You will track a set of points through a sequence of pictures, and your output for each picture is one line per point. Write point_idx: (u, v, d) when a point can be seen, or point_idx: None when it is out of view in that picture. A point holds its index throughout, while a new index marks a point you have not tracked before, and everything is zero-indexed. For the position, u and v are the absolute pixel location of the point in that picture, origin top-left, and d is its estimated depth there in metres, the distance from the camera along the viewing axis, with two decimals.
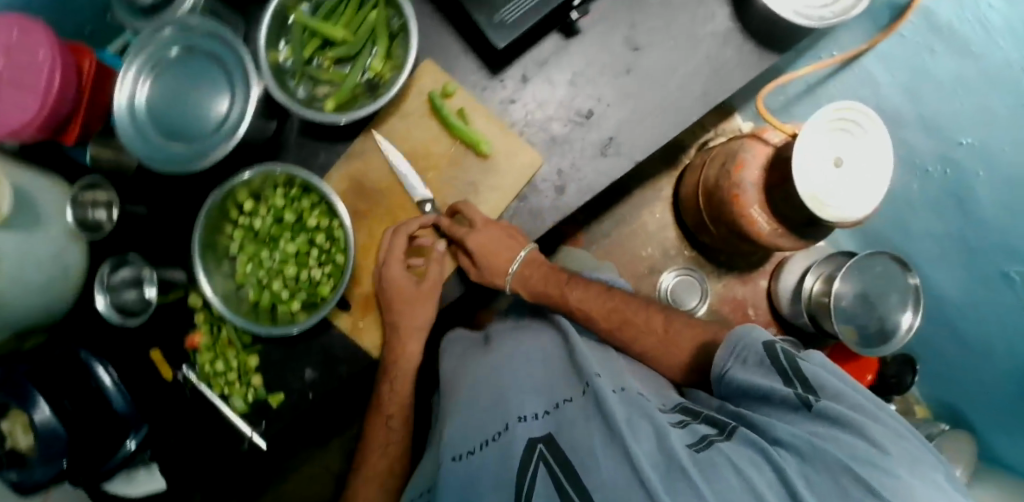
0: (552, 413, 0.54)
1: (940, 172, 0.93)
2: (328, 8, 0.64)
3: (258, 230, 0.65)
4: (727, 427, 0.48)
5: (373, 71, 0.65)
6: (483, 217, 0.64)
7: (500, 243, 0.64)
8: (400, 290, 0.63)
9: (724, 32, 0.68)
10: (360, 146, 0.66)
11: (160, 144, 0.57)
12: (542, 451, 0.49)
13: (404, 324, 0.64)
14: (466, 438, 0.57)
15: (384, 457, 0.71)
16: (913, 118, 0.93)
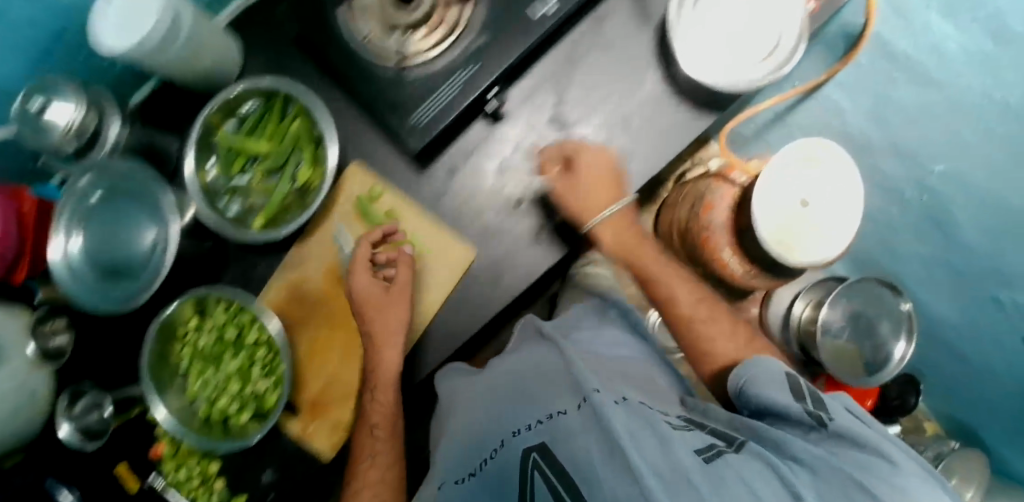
0: (546, 425, 0.45)
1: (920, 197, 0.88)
2: (250, 124, 0.65)
3: (205, 345, 0.66)
4: (736, 441, 0.42)
5: (300, 179, 0.65)
6: (602, 162, 0.64)
7: (606, 194, 0.64)
8: (368, 298, 0.62)
9: (655, 100, 0.66)
10: (297, 254, 0.67)
11: (101, 289, 0.59)
12: (536, 457, 0.42)
13: (381, 325, 0.62)
14: (457, 461, 0.51)
15: (378, 473, 0.62)
16: (885, 144, 0.88)
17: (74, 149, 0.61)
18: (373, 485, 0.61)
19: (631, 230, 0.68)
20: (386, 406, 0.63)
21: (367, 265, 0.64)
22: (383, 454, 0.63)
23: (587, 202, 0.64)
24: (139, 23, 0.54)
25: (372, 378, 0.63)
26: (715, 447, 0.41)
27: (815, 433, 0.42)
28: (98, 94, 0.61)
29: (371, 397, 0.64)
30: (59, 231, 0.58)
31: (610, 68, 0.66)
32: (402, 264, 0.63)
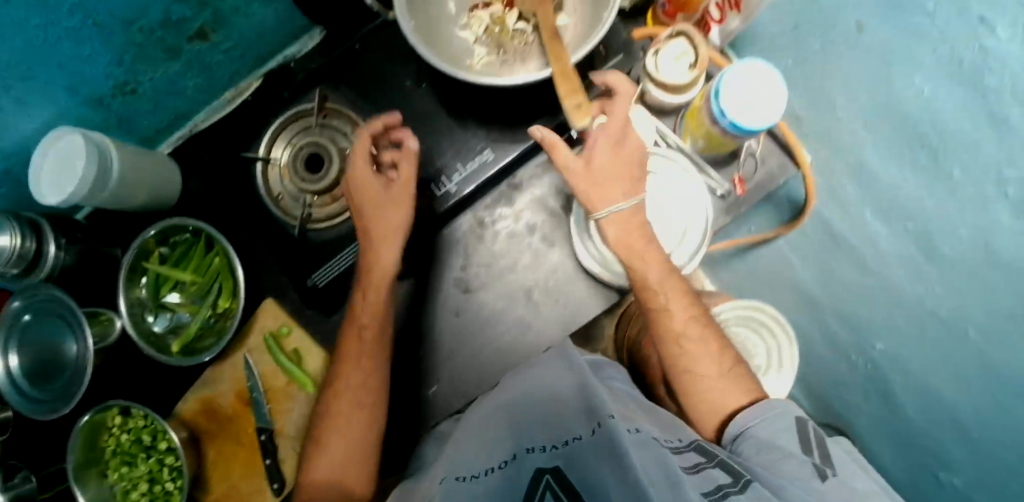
0: (562, 448, 0.44)
1: (864, 365, 0.86)
2: (179, 252, 0.72)
3: (126, 442, 0.72)
4: (742, 480, 0.46)
5: (218, 306, 0.71)
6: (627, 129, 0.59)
7: (621, 154, 0.59)
8: (368, 191, 0.60)
9: (558, 275, 0.69)
10: (213, 373, 0.73)
11: (34, 396, 0.64)
12: (549, 480, 0.41)
13: (378, 225, 0.60)
14: (473, 458, 0.47)
15: (361, 377, 0.62)
16: (829, 308, 0.87)
17: (13, 273, 0.65)
18: (355, 389, 0.62)
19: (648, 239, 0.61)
20: (377, 304, 0.62)
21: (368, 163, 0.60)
22: (370, 359, 0.63)
23: (603, 165, 0.58)
24: (65, 183, 0.60)
25: (367, 278, 0.62)
26: (722, 487, 0.43)
27: (817, 481, 0.49)
28: (34, 222, 0.66)
29: (362, 291, 0.63)
30: (3, 347, 0.64)
31: (520, 241, 0.70)
32: (403, 157, 0.61)
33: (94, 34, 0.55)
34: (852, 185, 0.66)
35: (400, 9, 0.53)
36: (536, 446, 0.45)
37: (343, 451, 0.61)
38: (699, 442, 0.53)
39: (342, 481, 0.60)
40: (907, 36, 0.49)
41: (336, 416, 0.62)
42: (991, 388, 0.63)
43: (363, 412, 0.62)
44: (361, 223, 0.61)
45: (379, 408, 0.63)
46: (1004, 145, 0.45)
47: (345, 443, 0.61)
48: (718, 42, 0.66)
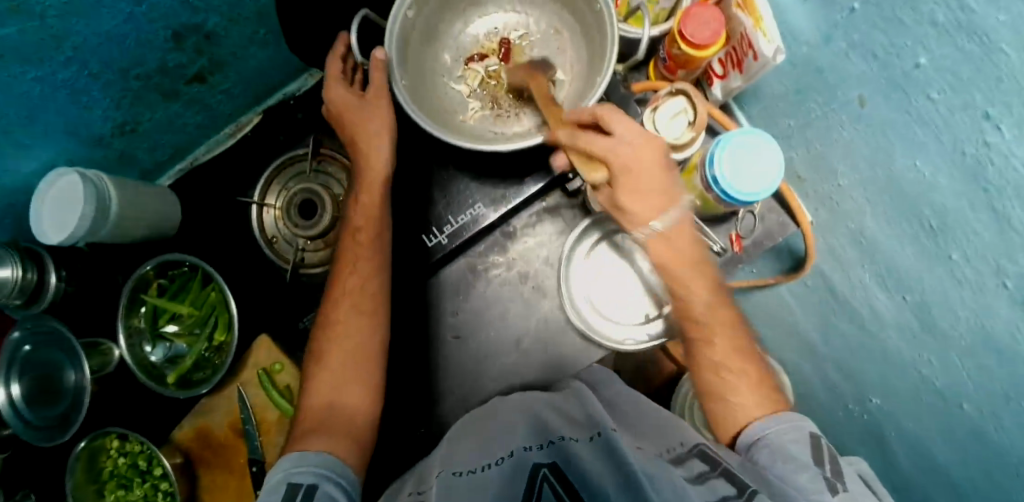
0: (554, 446, 0.48)
1: (860, 416, 0.78)
2: (177, 285, 0.73)
3: (123, 466, 0.72)
4: (747, 489, 0.43)
5: (215, 339, 0.73)
6: (638, 161, 0.52)
7: (644, 187, 0.53)
8: (345, 103, 0.59)
9: (550, 324, 0.69)
10: (207, 402, 0.74)
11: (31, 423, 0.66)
12: (546, 473, 0.44)
13: (367, 138, 0.60)
14: (472, 456, 0.50)
15: (358, 282, 0.60)
16: (828, 361, 0.81)
17: (15, 304, 0.66)
18: (352, 296, 0.60)
19: (699, 248, 0.58)
20: (372, 205, 0.60)
21: (342, 80, 0.60)
22: (366, 267, 0.60)
23: (629, 207, 0.54)
24: (67, 218, 0.61)
25: (361, 186, 0.61)
26: (725, 494, 0.42)
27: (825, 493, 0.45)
28: (36, 254, 0.67)
29: (355, 201, 0.61)
30: (3, 380, 0.66)
31: (512, 288, 0.69)
32: (366, 69, 0.59)
33: (91, 85, 0.56)
34: (852, 250, 0.64)
35: (393, 66, 0.53)
36: (532, 445, 0.49)
37: (342, 368, 0.57)
38: (702, 447, 0.50)
39: (343, 398, 0.56)
40: (908, 119, 0.47)
41: (333, 335, 0.58)
42: (988, 469, 0.58)
43: (363, 316, 0.59)
44: (351, 139, 0.60)
45: (381, 314, 0.60)
46: (1004, 238, 0.42)
47: (344, 354, 0.57)
48: (719, 97, 0.66)
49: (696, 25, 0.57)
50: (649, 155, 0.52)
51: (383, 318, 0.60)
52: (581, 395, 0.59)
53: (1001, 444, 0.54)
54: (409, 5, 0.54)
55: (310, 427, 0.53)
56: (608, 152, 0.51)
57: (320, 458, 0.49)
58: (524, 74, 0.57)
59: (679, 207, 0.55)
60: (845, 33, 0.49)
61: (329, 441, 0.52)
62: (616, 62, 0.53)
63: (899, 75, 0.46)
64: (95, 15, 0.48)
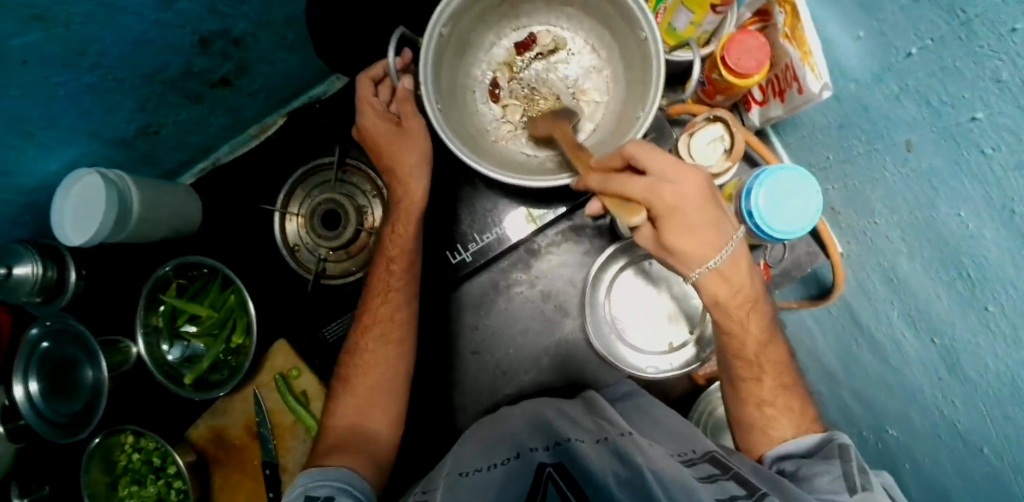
0: (555, 448, 0.51)
1: (875, 445, 0.74)
2: (197, 286, 0.72)
3: (136, 462, 0.72)
4: (758, 491, 0.43)
5: (232, 341, 0.72)
6: (684, 199, 0.46)
7: (694, 225, 0.47)
8: (379, 135, 0.57)
9: (573, 342, 0.68)
10: (224, 404, 0.73)
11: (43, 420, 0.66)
12: (552, 472, 0.47)
13: (402, 167, 0.57)
14: (478, 457, 0.53)
15: (390, 310, 0.60)
16: (849, 389, 0.76)
17: (34, 301, 0.66)
18: (381, 323, 0.59)
19: (756, 282, 0.53)
20: (406, 235, 0.59)
21: (378, 105, 0.57)
22: (399, 295, 0.59)
23: (680, 249, 0.48)
24: (91, 221, 0.60)
25: (396, 212, 0.60)
26: (735, 494, 0.43)
27: (844, 493, 0.45)
28: (56, 251, 0.68)
29: (391, 225, 0.60)
30: (20, 376, 0.66)
31: (533, 305, 0.69)
32: (402, 99, 0.56)
33: (115, 88, 0.56)
34: (883, 286, 0.62)
35: (427, 94, 0.52)
36: (539, 447, 0.52)
37: (370, 392, 0.57)
38: (716, 451, 0.51)
39: (367, 422, 0.56)
40: (957, 168, 0.46)
41: (362, 360, 0.59)
42: None
43: (390, 345, 0.59)
44: (385, 164, 0.58)
45: (408, 343, 0.59)
46: None
47: (374, 381, 0.57)
48: (756, 124, 0.66)
49: (740, 54, 0.57)
50: (695, 190, 0.46)
51: (409, 347, 0.59)
52: (597, 406, 0.59)
53: (1019, 492, 0.51)
54: (444, 22, 0.53)
55: (333, 446, 0.54)
56: (651, 196, 0.45)
57: (336, 473, 0.49)
58: (549, 123, 0.55)
59: (731, 239, 0.49)
60: (899, 78, 0.50)
61: (349, 459, 0.52)
62: (660, 100, 0.51)
63: (952, 125, 0.45)
64: (120, 20, 0.48)
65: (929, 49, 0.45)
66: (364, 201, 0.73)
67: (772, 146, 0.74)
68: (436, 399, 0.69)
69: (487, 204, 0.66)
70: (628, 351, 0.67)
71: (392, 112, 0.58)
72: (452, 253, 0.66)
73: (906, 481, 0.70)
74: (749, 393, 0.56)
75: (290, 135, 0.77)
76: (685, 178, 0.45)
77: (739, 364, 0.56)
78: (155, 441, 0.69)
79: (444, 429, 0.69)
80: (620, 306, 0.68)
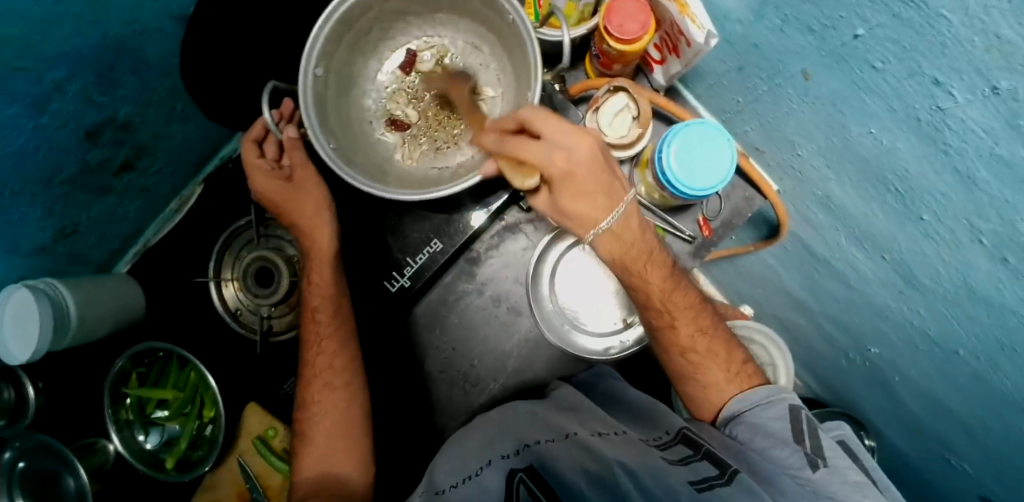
0: (521, 453, 0.50)
1: (862, 365, 0.72)
2: (157, 371, 0.72)
3: None
4: (728, 470, 0.45)
5: (205, 416, 0.72)
6: (578, 163, 0.46)
7: (589, 189, 0.47)
8: (272, 197, 0.58)
9: (534, 338, 0.68)
10: (211, 478, 0.72)
11: None
12: (522, 476, 0.47)
13: (301, 215, 0.59)
14: (450, 473, 0.51)
15: (327, 358, 0.61)
16: (825, 317, 0.73)
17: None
18: (323, 373, 0.61)
19: (650, 235, 0.54)
20: (324, 283, 0.62)
21: (266, 165, 0.57)
22: (333, 341, 0.62)
23: (573, 210, 0.49)
24: (29, 335, 0.60)
25: (309, 260, 0.62)
26: (707, 476, 0.44)
27: (807, 471, 0.47)
28: (10, 372, 0.67)
29: (308, 275, 0.62)
30: (8, 495, 0.62)
31: (486, 312, 0.68)
32: (289, 149, 0.58)
33: (18, 201, 0.55)
34: (825, 215, 0.60)
35: (316, 135, 0.52)
36: (509, 453, 0.51)
37: (331, 438, 0.59)
38: (687, 430, 0.51)
39: (331, 467, 0.58)
40: (856, 88, 0.45)
41: (312, 410, 0.60)
42: (997, 424, 0.54)
43: (338, 389, 0.61)
44: (287, 221, 0.61)
45: (354, 384, 0.62)
46: (972, 198, 0.39)
47: (330, 425, 0.59)
48: (663, 83, 0.64)
49: (623, 20, 0.55)
50: (588, 153, 0.46)
51: (359, 385, 0.62)
52: (567, 405, 0.57)
53: (1004, 385, 0.49)
54: (316, 63, 0.53)
55: (303, 498, 0.55)
56: (545, 160, 0.45)
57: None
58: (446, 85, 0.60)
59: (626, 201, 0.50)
60: (776, 10, 0.48)
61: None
62: (542, 74, 0.51)
63: (839, 47, 0.44)
64: (0, 138, 0.47)
65: None
66: (293, 249, 0.73)
67: (684, 100, 0.72)
68: (413, 426, 0.69)
69: (414, 228, 0.65)
70: (585, 337, 0.65)
71: (282, 167, 0.58)
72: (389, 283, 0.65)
73: (902, 401, 0.68)
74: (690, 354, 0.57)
75: (213, 201, 0.77)
76: (578, 142, 0.45)
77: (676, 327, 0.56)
78: None
79: (427, 450, 0.68)
80: (567, 292, 0.67)
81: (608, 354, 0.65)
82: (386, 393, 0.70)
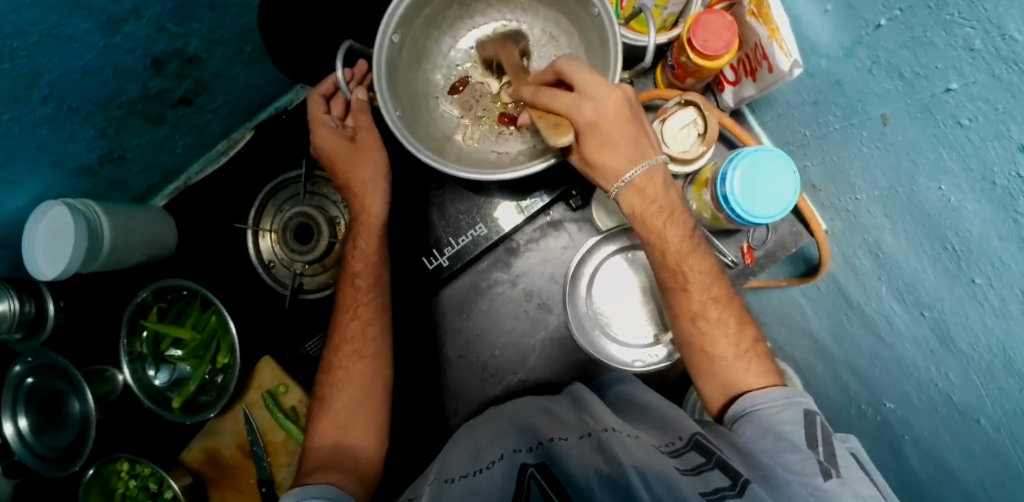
0: (535, 450, 0.48)
1: (873, 419, 0.68)
2: (178, 309, 0.72)
3: (130, 492, 0.70)
4: (741, 480, 0.40)
5: (218, 362, 0.71)
6: (605, 115, 0.47)
7: (615, 140, 0.48)
8: (332, 153, 0.59)
9: (559, 336, 0.67)
10: (214, 424, 0.73)
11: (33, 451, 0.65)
12: (534, 472, 0.45)
13: (358, 179, 0.60)
14: (462, 463, 0.50)
15: (360, 326, 0.61)
16: (843, 363, 0.70)
17: (16, 338, 0.66)
18: (353, 341, 0.61)
19: (673, 195, 0.52)
20: (369, 249, 0.62)
21: (330, 122, 0.59)
22: (367, 309, 0.62)
23: (599, 163, 0.50)
24: (60, 252, 0.59)
25: (356, 225, 0.63)
26: (718, 485, 0.40)
27: (818, 478, 0.42)
28: (32, 286, 0.67)
29: (355, 238, 0.62)
30: (9, 412, 0.65)
31: (516, 305, 0.68)
32: (356, 111, 0.59)
33: (73, 118, 0.55)
34: (869, 263, 0.58)
35: (384, 100, 0.52)
36: (522, 448, 0.49)
37: (352, 407, 0.59)
38: (700, 435, 0.47)
39: (347, 438, 0.58)
40: (934, 141, 0.44)
41: (335, 375, 0.60)
42: None
43: (365, 358, 0.61)
44: (342, 181, 0.62)
45: (380, 357, 0.62)
46: None
47: (352, 394, 0.59)
48: (731, 105, 0.65)
49: (707, 36, 0.55)
50: (616, 104, 0.47)
51: (384, 358, 0.62)
52: (583, 399, 0.58)
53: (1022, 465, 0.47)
54: (395, 29, 0.53)
55: (316, 468, 0.54)
56: (573, 108, 0.47)
57: (322, 490, 0.49)
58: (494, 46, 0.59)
59: (652, 161, 0.51)
60: (870, 50, 0.48)
61: (337, 476, 0.53)
62: (620, 73, 0.52)
63: (927, 97, 0.43)
64: (66, 50, 0.47)
65: (897, 20, 0.44)
66: (336, 212, 0.74)
67: (747, 125, 0.72)
68: (425, 406, 0.68)
69: (460, 206, 0.67)
70: (615, 347, 0.65)
71: (346, 127, 0.60)
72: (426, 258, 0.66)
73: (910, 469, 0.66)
74: (708, 346, 0.54)
75: (260, 149, 0.77)
76: (607, 93, 0.47)
77: (718, 342, 0.54)
78: (148, 467, 0.68)
79: (435, 432, 0.68)
80: (603, 295, 0.66)
81: (631, 364, 0.64)
82: (404, 369, 0.69)
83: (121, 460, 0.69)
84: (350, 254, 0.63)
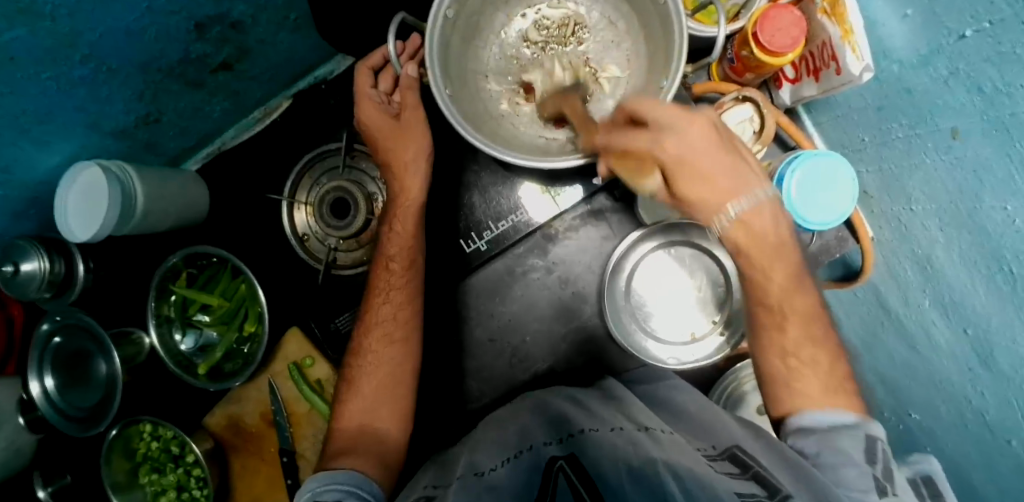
0: (563, 442, 0.46)
1: (897, 428, 0.68)
2: (207, 275, 0.71)
3: (153, 452, 0.70)
4: (779, 492, 0.35)
5: (245, 330, 0.71)
6: (692, 149, 0.42)
7: (710, 171, 0.42)
8: (374, 133, 0.58)
9: (593, 326, 0.67)
10: (238, 392, 0.73)
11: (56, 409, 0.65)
12: (562, 464, 0.42)
13: (397, 160, 0.59)
14: (491, 454, 0.47)
15: (391, 309, 0.61)
16: (877, 370, 0.69)
17: (45, 297, 0.65)
18: (383, 324, 0.60)
19: (784, 227, 0.46)
20: (404, 233, 0.61)
21: (375, 97, 0.58)
22: (397, 294, 0.61)
23: (695, 199, 0.44)
24: (94, 214, 0.58)
25: (393, 205, 0.61)
26: (754, 494, 0.35)
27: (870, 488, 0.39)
28: (62, 246, 0.66)
29: (391, 221, 0.61)
30: (35, 370, 0.65)
31: (551, 292, 0.67)
32: (404, 87, 0.56)
33: (110, 79, 0.53)
34: (916, 275, 0.57)
35: (435, 81, 0.50)
36: (552, 441, 0.47)
37: (377, 391, 0.59)
38: (737, 449, 0.42)
39: (371, 420, 0.57)
40: (1006, 161, 0.41)
41: (362, 357, 0.60)
42: None
43: (394, 344, 0.60)
44: (382, 157, 0.60)
45: (410, 342, 0.61)
46: None
47: (379, 377, 0.59)
48: (788, 102, 0.64)
49: (773, 31, 0.53)
50: (703, 138, 0.42)
51: (415, 342, 0.61)
52: (611, 386, 0.58)
53: None
54: (450, 5, 0.51)
55: (339, 449, 0.54)
56: (653, 146, 0.42)
57: (345, 476, 0.49)
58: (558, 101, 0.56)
59: (758, 194, 0.44)
60: (949, 60, 0.45)
61: (358, 460, 0.52)
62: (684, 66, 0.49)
63: (1006, 115, 0.40)
64: (109, 10, 0.44)
65: (984, 31, 0.40)
66: (373, 187, 0.73)
67: (801, 126, 0.71)
68: (450, 388, 0.68)
69: (500, 190, 0.66)
70: (650, 343, 0.65)
71: (391, 103, 0.59)
72: (464, 241, 0.66)
73: None
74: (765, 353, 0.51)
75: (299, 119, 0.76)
76: (690, 124, 0.41)
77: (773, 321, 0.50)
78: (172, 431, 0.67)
79: (458, 415, 0.68)
80: (641, 289, 0.66)
81: (666, 361, 0.63)
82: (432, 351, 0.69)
83: (143, 422, 0.69)
84: (385, 237, 0.62)
